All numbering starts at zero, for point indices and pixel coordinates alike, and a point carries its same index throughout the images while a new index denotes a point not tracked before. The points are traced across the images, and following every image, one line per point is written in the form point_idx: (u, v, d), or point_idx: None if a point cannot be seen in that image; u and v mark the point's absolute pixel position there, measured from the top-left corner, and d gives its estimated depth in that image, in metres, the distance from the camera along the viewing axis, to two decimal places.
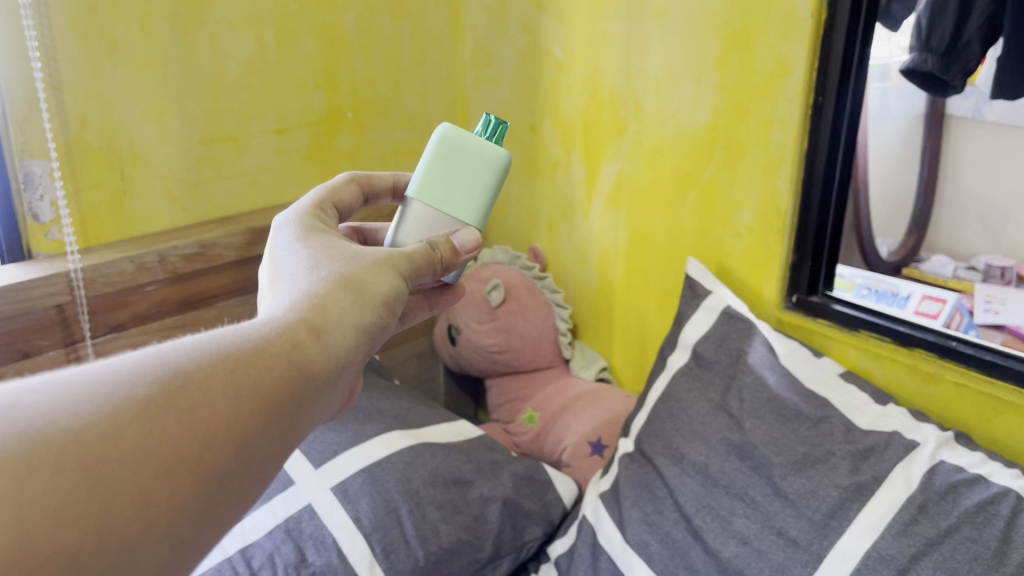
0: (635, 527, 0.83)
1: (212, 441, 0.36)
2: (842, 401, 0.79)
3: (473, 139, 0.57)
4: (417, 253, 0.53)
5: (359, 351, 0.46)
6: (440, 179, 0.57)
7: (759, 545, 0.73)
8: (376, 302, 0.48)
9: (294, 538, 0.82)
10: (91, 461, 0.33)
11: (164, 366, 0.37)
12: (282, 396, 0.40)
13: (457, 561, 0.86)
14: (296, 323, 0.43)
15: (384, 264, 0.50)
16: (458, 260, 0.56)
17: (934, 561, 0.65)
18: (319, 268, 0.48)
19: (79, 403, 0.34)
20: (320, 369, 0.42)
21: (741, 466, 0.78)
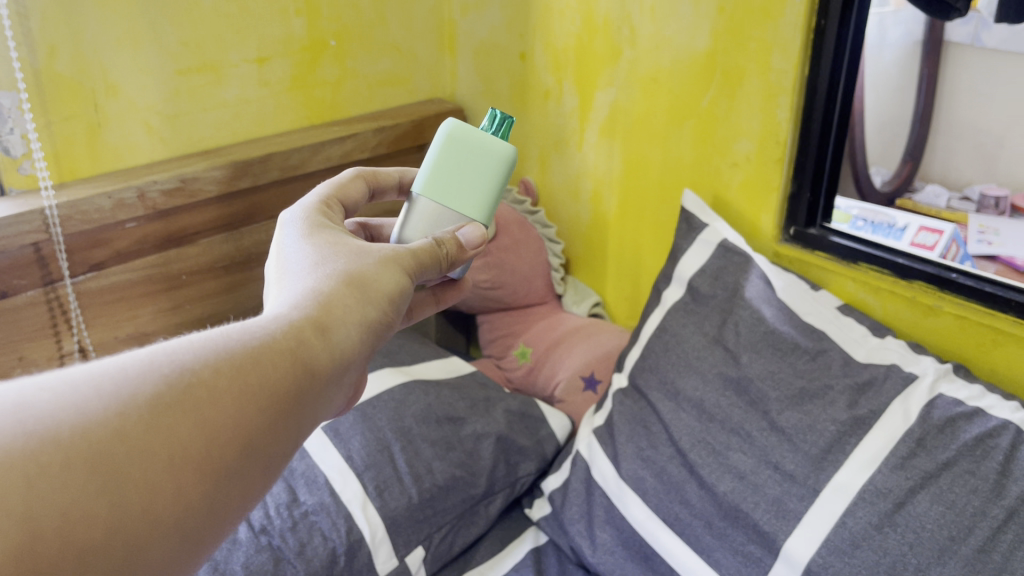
0: (630, 463, 0.83)
1: (221, 438, 0.37)
2: (841, 334, 0.78)
3: (480, 135, 0.54)
4: (421, 249, 0.51)
5: (362, 350, 0.46)
6: (446, 176, 0.55)
7: (755, 480, 0.72)
8: (382, 301, 0.48)
9: (285, 478, 0.82)
10: (103, 458, 0.33)
11: (171, 363, 0.38)
12: (286, 393, 0.41)
13: (452, 497, 0.86)
14: (301, 322, 0.43)
15: (389, 261, 0.49)
16: (464, 256, 0.54)
17: (931, 494, 0.64)
18: (325, 264, 0.47)
19: (88, 401, 0.34)
20: (324, 368, 0.43)
21: (737, 400, 0.77)
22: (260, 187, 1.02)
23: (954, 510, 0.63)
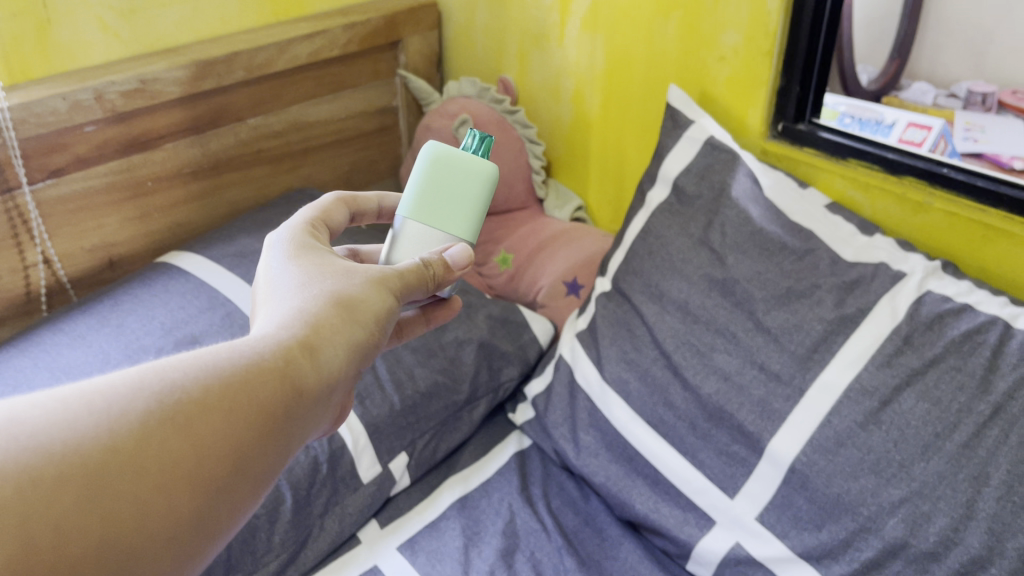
0: (614, 366, 0.82)
1: (211, 456, 0.38)
2: (829, 232, 0.76)
3: (461, 155, 0.57)
4: (408, 270, 0.52)
5: (348, 370, 0.47)
6: (431, 197, 0.57)
7: (740, 381, 0.72)
8: (367, 320, 0.48)
9: None
10: (96, 473, 0.34)
11: (164, 382, 0.38)
12: (275, 412, 0.41)
13: (435, 404, 0.85)
14: (290, 340, 0.44)
15: (376, 280, 0.50)
16: (451, 276, 0.54)
17: (917, 391, 0.64)
18: (312, 284, 0.48)
19: (82, 418, 0.35)
20: (311, 387, 0.43)
21: (723, 301, 0.76)
22: (226, 88, 0.97)
23: (939, 407, 0.63)
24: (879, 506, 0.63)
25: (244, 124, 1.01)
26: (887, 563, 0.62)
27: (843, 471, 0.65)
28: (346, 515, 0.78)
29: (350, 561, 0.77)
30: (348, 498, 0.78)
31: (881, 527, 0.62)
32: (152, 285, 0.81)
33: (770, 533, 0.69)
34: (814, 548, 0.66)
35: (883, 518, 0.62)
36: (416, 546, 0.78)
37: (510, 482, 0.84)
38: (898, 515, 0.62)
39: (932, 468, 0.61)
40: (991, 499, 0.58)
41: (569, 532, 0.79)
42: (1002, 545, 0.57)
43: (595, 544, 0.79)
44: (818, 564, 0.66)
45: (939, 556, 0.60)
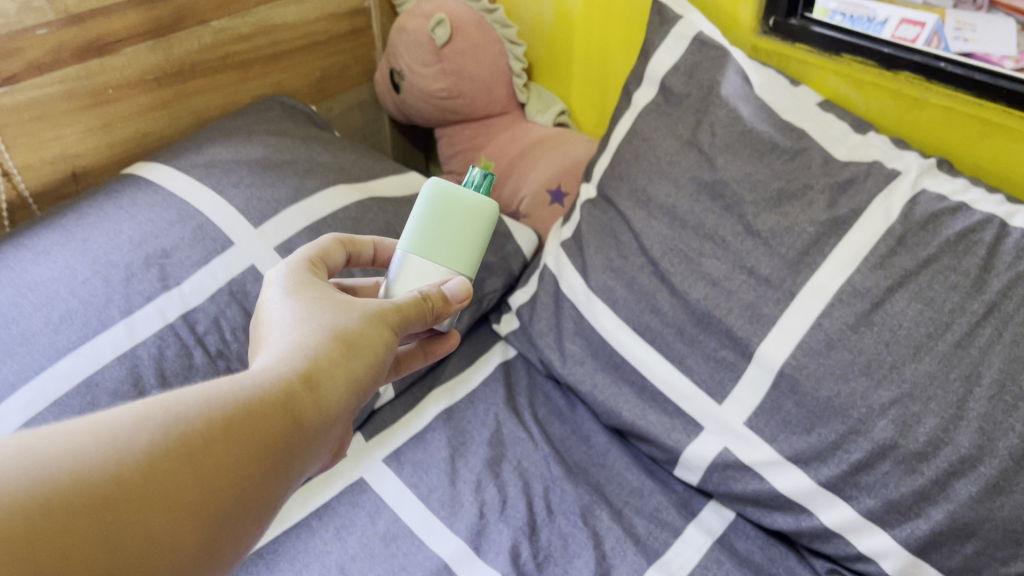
0: (599, 274, 0.80)
1: (212, 492, 0.37)
2: (821, 131, 0.74)
3: (462, 191, 0.54)
4: (407, 302, 0.50)
5: (347, 407, 0.45)
6: (431, 234, 0.54)
7: (729, 286, 0.70)
8: (366, 353, 0.46)
9: (240, 301, 0.73)
10: (97, 507, 0.33)
11: (170, 413, 0.37)
12: (277, 448, 0.40)
13: None
14: (290, 373, 0.42)
15: (377, 314, 0.48)
16: (450, 309, 0.52)
17: (910, 292, 0.63)
18: (312, 318, 0.46)
19: (84, 447, 0.34)
20: (312, 421, 0.42)
21: (711, 206, 0.74)
22: None
23: (932, 307, 0.61)
24: (869, 408, 0.62)
25: (209, 27, 0.96)
26: (875, 464, 0.62)
27: (832, 374, 0.64)
28: None
29: (336, 475, 0.76)
30: None
31: (871, 429, 0.62)
32: (118, 197, 0.78)
33: (758, 437, 0.68)
34: (803, 451, 0.65)
35: (873, 421, 0.62)
36: (402, 458, 0.77)
37: (495, 393, 0.83)
38: (887, 418, 0.61)
39: (923, 369, 0.60)
40: (982, 398, 0.58)
41: (556, 442, 0.79)
42: (992, 444, 0.57)
43: (583, 452, 0.79)
44: (806, 467, 0.65)
45: (927, 457, 0.60)
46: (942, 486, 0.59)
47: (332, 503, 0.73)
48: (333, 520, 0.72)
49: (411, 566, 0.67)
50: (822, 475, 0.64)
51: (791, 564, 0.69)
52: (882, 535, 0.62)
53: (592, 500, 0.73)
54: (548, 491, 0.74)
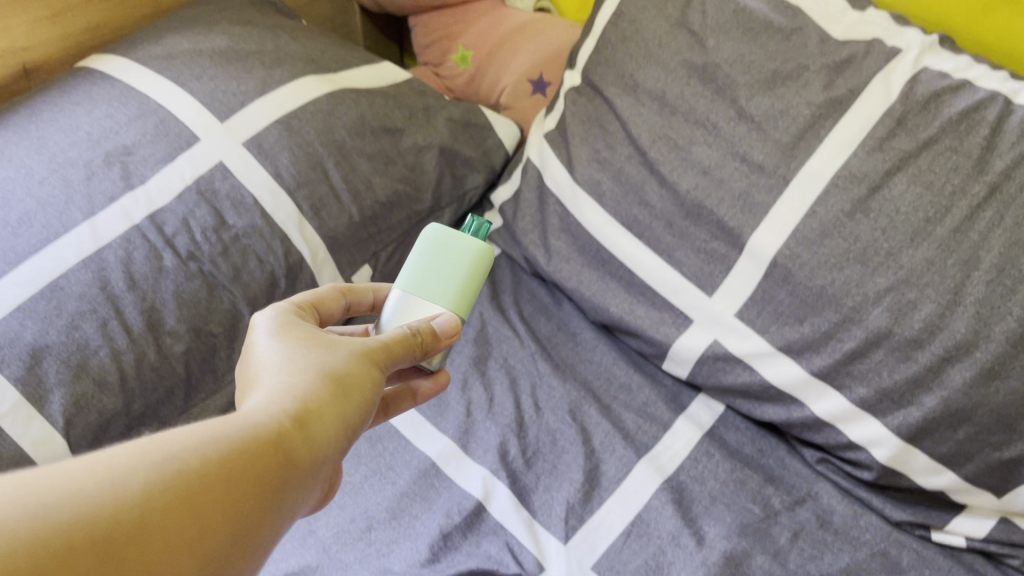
0: (585, 167, 0.76)
1: (211, 535, 0.34)
2: (819, 8, 0.69)
3: (459, 236, 0.54)
4: (395, 338, 0.48)
5: (339, 448, 0.42)
6: (424, 272, 0.53)
7: (720, 175, 0.68)
8: (357, 389, 0.43)
9: (209, 201, 0.70)
10: (96, 550, 0.30)
11: (167, 452, 0.35)
12: (276, 489, 0.37)
13: (396, 214, 0.79)
14: (281, 413, 0.40)
15: (365, 352, 0.46)
16: (439, 344, 0.50)
17: (908, 176, 0.60)
18: (300, 358, 0.44)
19: (81, 488, 0.32)
20: (308, 462, 0.40)
21: (702, 89, 0.70)
22: None
23: (932, 191, 0.59)
24: (864, 296, 0.60)
25: None
26: (869, 353, 0.61)
27: (826, 263, 0.62)
28: None
29: None
30: None
31: (865, 317, 0.60)
32: (72, 93, 0.73)
33: (749, 329, 0.67)
34: (795, 341, 0.64)
35: (867, 308, 0.60)
36: None
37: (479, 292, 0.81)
38: (882, 305, 0.60)
39: (920, 255, 0.59)
40: (981, 283, 0.56)
41: (542, 340, 0.78)
42: (989, 329, 0.56)
43: (569, 348, 0.77)
44: (798, 358, 0.64)
45: (922, 343, 0.58)
46: (937, 372, 0.58)
47: None
48: None
49: (398, 467, 0.68)
50: (815, 365, 0.63)
51: (780, 455, 0.69)
52: (873, 423, 0.62)
53: (580, 396, 0.71)
54: (535, 388, 0.72)
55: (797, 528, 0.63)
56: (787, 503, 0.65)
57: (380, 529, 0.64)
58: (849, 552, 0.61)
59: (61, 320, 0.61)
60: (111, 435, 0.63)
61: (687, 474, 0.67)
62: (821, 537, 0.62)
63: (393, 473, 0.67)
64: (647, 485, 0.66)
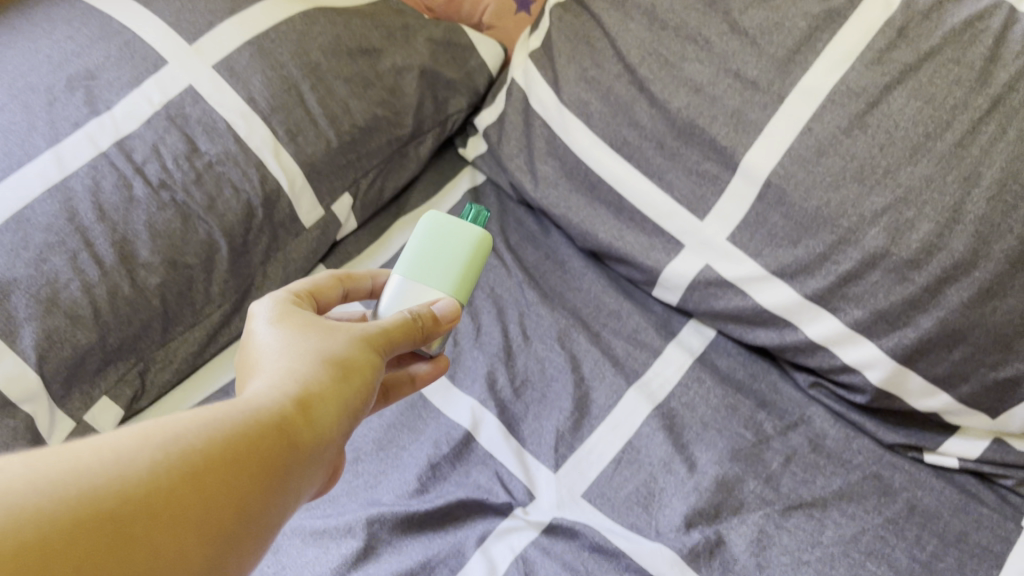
0: (572, 87, 0.73)
1: (216, 517, 0.33)
2: None
3: (456, 222, 0.52)
4: (394, 324, 0.46)
5: (342, 434, 0.41)
6: (426, 258, 0.52)
7: (713, 92, 0.65)
8: (361, 374, 0.42)
9: (180, 126, 0.66)
10: (101, 527, 0.30)
11: (173, 430, 0.34)
12: (280, 474, 0.37)
13: (376, 139, 0.76)
14: (284, 399, 0.39)
15: (367, 336, 0.44)
16: (438, 330, 0.48)
17: (909, 90, 0.58)
18: (300, 343, 0.42)
19: (87, 464, 0.31)
20: (311, 447, 0.39)
21: (694, 2, 0.67)
22: None
23: (933, 105, 0.57)
24: (860, 217, 0.59)
25: None
26: (865, 275, 0.59)
27: (822, 183, 0.60)
28: (291, 263, 0.73)
29: None
30: (290, 243, 0.72)
31: (861, 238, 0.59)
32: (29, 14, 0.69)
33: (742, 253, 0.65)
34: (789, 264, 0.62)
35: (864, 229, 0.59)
36: None
37: None
38: (879, 225, 0.58)
39: (919, 172, 0.57)
40: (981, 200, 0.55)
41: (530, 268, 0.76)
42: (988, 248, 0.54)
43: (557, 276, 0.75)
44: (792, 281, 0.63)
45: (920, 264, 0.57)
46: (933, 293, 0.57)
47: None
48: None
49: None
50: (809, 288, 0.62)
51: (773, 379, 0.68)
52: (867, 346, 0.60)
53: (569, 324, 0.70)
54: (523, 317, 0.71)
55: (789, 452, 0.62)
56: (779, 428, 0.64)
57: (367, 461, 0.63)
58: (841, 476, 0.61)
59: (28, 252, 0.59)
60: (87, 370, 0.61)
61: (678, 400, 0.66)
62: (814, 461, 0.62)
63: None
64: (638, 412, 0.65)
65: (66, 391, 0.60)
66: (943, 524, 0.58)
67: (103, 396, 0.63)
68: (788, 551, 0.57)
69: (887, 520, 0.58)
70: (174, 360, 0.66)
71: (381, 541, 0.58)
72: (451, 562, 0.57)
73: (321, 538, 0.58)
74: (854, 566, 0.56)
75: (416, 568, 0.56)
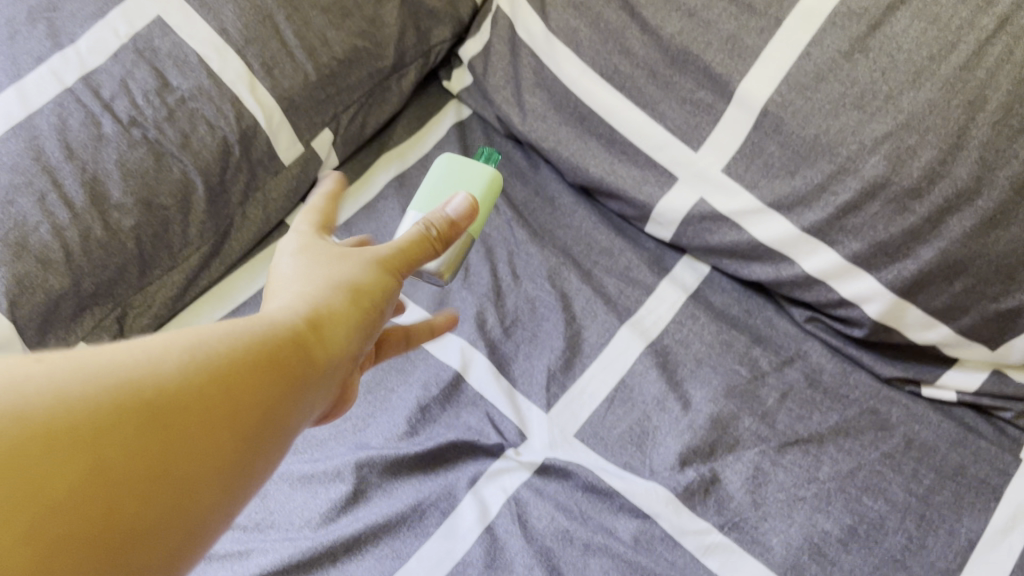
0: (560, 13, 0.70)
1: (237, 418, 0.34)
2: None
3: (466, 163, 0.59)
4: (408, 239, 0.45)
5: (356, 350, 0.41)
6: (433, 195, 0.58)
7: (708, 17, 0.62)
8: (375, 292, 0.42)
9: (149, 61, 0.63)
10: (133, 421, 0.31)
11: (193, 337, 0.34)
12: (297, 384, 0.37)
13: (357, 72, 0.71)
14: (297, 315, 0.39)
15: (379, 257, 0.44)
16: (457, 231, 0.48)
17: (913, 10, 0.55)
18: (314, 268, 0.42)
19: (118, 361, 0.32)
20: (325, 362, 0.39)
21: None
22: None
23: (937, 26, 0.54)
24: (860, 146, 0.56)
25: None
26: (864, 206, 0.57)
27: (821, 110, 0.58)
28: (270, 202, 0.70)
29: None
30: (269, 183, 0.69)
31: (861, 167, 0.57)
32: None
33: (737, 185, 0.63)
34: (786, 196, 0.60)
35: (863, 158, 0.56)
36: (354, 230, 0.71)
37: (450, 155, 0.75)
38: (880, 154, 0.56)
39: (922, 97, 0.54)
40: (986, 125, 0.53)
41: (518, 206, 0.73)
42: (992, 175, 0.53)
43: (547, 214, 0.73)
44: (789, 213, 0.61)
45: (921, 194, 0.55)
46: (935, 223, 0.55)
47: None
48: None
49: None
50: (806, 221, 0.60)
51: (768, 315, 0.66)
52: (866, 279, 0.59)
53: (561, 262, 0.68)
54: (512, 256, 0.69)
55: (785, 388, 0.61)
56: (775, 364, 0.63)
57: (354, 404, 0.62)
58: (837, 412, 0.60)
59: None
60: (61, 316, 0.59)
61: (672, 337, 0.64)
62: (810, 397, 0.61)
63: None
64: (631, 350, 0.63)
65: (40, 337, 0.59)
66: (940, 458, 0.57)
67: (80, 343, 0.61)
68: (784, 488, 0.56)
69: (884, 455, 0.58)
70: (153, 306, 0.64)
71: (371, 485, 0.57)
72: (442, 504, 0.56)
73: (309, 482, 0.58)
74: (850, 502, 0.56)
75: (407, 512, 0.56)
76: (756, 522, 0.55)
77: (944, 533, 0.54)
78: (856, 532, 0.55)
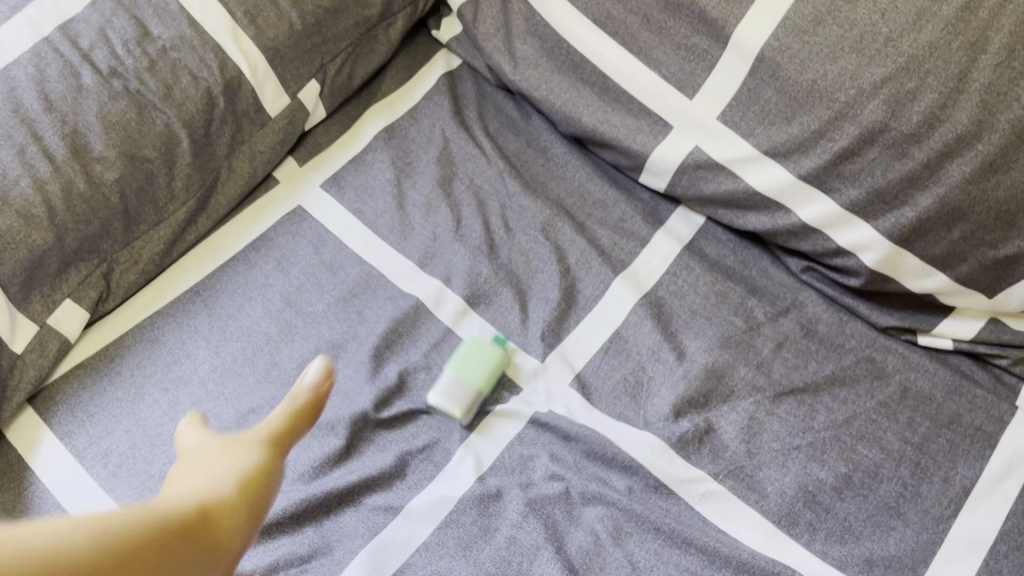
0: None
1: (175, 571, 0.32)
2: None
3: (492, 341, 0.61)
4: (284, 414, 0.40)
5: (237, 552, 0.35)
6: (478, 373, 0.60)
7: None
8: (262, 483, 0.37)
9: (128, 9, 0.61)
10: None
11: (86, 519, 0.30)
12: (197, 557, 0.33)
13: (343, 21, 0.69)
14: (185, 504, 0.34)
15: (258, 443, 0.39)
16: (320, 393, 0.42)
17: None
18: (184, 489, 0.36)
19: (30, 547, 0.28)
20: (228, 544, 0.35)
21: None
22: None
23: None
24: (859, 90, 0.55)
25: None
26: (862, 152, 0.56)
27: (819, 54, 0.56)
28: (257, 155, 0.67)
29: (271, 204, 0.69)
30: (256, 135, 0.67)
31: (859, 112, 0.55)
32: None
33: (733, 133, 0.62)
34: (783, 143, 0.59)
35: (862, 103, 0.55)
36: (342, 183, 0.69)
37: (440, 106, 0.73)
38: (879, 98, 0.55)
39: (923, 39, 0.53)
40: (988, 67, 0.52)
41: (510, 157, 0.72)
42: (993, 119, 0.52)
43: (540, 165, 0.71)
44: (786, 161, 0.60)
45: (921, 139, 0.54)
46: (934, 169, 0.54)
47: (270, 234, 0.67)
48: (273, 252, 0.66)
49: (364, 296, 0.64)
50: (802, 169, 0.59)
51: (764, 266, 0.65)
52: (863, 228, 0.58)
53: (554, 214, 0.67)
54: (504, 208, 0.67)
55: (780, 338, 0.61)
56: (771, 314, 0.62)
57: (348, 357, 0.61)
58: (833, 361, 0.60)
59: None
60: (46, 273, 0.58)
61: (666, 289, 0.64)
62: (805, 347, 0.60)
63: (358, 301, 0.63)
64: (625, 302, 0.62)
65: (25, 294, 0.57)
66: (936, 406, 0.57)
67: (66, 300, 0.59)
68: (778, 438, 0.56)
69: (879, 404, 0.57)
70: (139, 262, 0.63)
71: (363, 440, 0.57)
72: (435, 458, 0.57)
73: (302, 436, 0.57)
74: (845, 450, 0.56)
75: (397, 466, 0.56)
76: (751, 471, 0.55)
77: (939, 480, 0.54)
78: (851, 480, 0.55)
